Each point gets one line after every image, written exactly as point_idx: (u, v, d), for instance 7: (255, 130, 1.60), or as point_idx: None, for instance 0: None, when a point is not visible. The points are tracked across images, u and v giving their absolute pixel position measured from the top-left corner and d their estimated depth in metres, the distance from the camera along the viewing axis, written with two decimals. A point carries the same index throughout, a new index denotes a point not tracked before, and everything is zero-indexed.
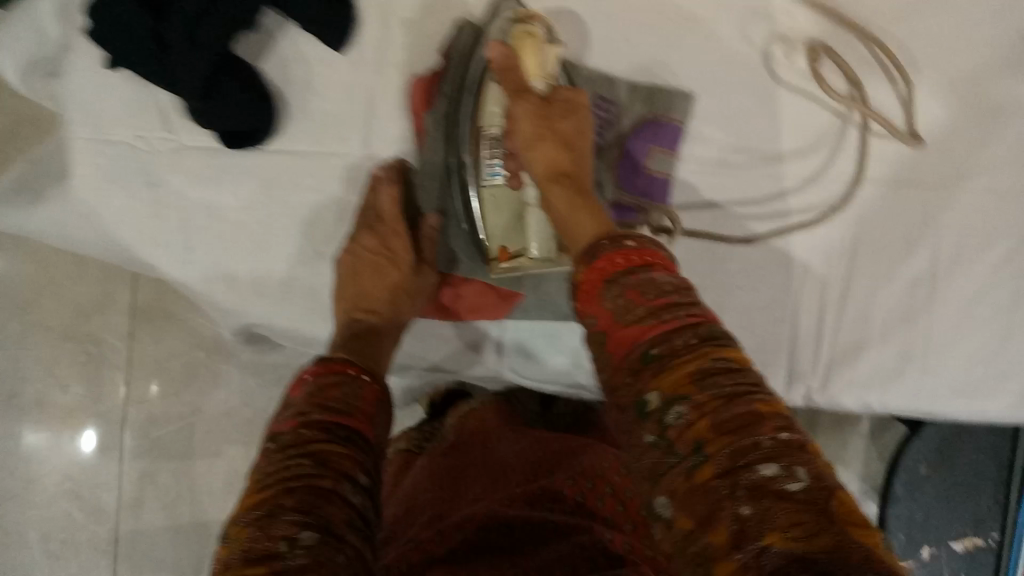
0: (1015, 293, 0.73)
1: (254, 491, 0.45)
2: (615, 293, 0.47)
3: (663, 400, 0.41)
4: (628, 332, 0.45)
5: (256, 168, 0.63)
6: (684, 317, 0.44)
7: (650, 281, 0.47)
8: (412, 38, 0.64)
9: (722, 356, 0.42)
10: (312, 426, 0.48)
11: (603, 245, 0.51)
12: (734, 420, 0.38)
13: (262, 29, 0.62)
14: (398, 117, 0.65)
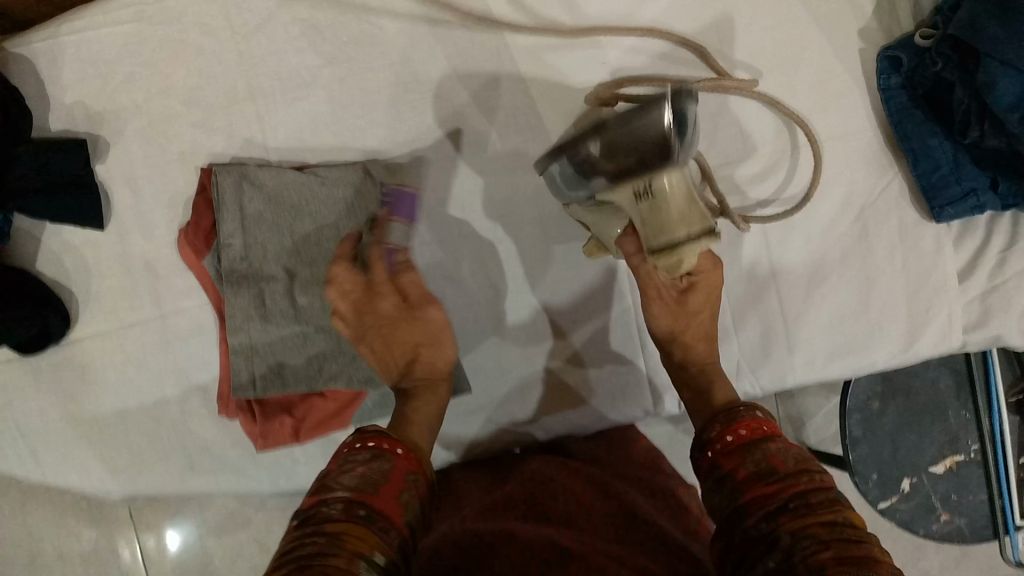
0: (861, 239, 0.69)
1: (275, 559, 0.45)
2: (756, 458, 0.53)
3: (791, 537, 0.46)
4: (764, 493, 0.50)
5: (68, 361, 0.66)
6: (808, 482, 0.50)
7: (782, 450, 0.53)
8: (167, 194, 0.65)
9: (846, 513, 0.47)
10: (332, 506, 0.47)
11: (739, 410, 0.58)
12: (851, 555, 0.42)
13: (22, 234, 0.65)
14: (179, 269, 0.66)
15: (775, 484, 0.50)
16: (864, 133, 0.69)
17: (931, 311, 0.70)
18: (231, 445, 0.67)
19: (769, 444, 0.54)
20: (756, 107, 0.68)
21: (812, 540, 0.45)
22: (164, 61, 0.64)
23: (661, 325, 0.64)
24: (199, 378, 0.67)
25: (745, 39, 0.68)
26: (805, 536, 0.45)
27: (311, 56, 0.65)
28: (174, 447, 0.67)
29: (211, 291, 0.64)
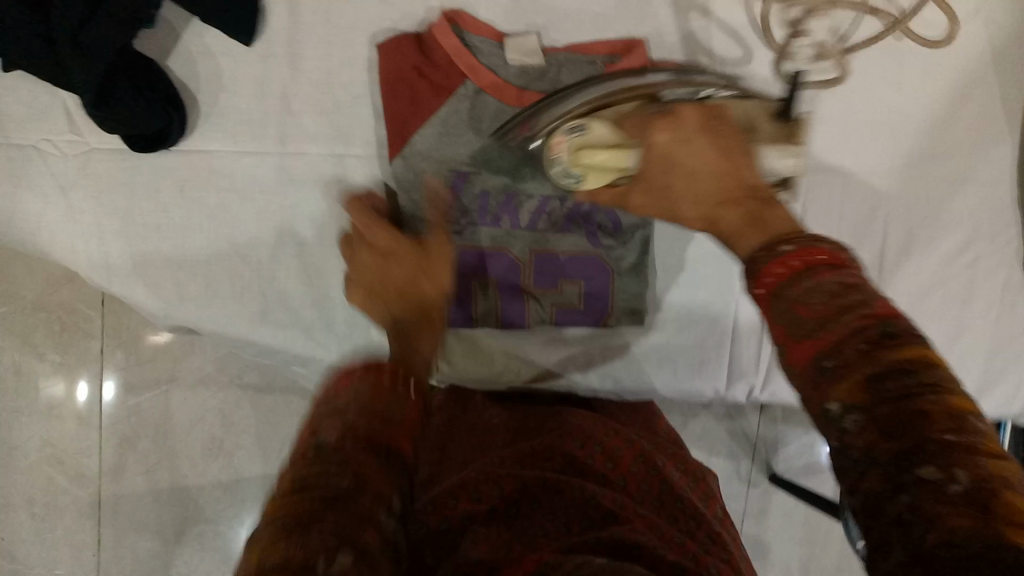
0: (965, 285, 0.71)
1: (279, 499, 0.33)
2: (792, 301, 0.36)
3: (841, 405, 0.31)
4: (801, 347, 0.35)
5: (170, 168, 0.62)
6: (854, 322, 0.33)
7: (811, 292, 0.36)
8: (326, 30, 0.62)
9: (908, 349, 0.31)
10: (358, 440, 0.36)
11: (777, 249, 0.39)
12: (898, 420, 0.29)
13: (165, 26, 0.60)
14: (313, 112, 0.62)
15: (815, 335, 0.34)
16: (1000, 186, 0.69)
17: (1006, 373, 0.72)
18: (309, 304, 0.65)
19: (798, 288, 0.36)
20: (921, 123, 0.68)
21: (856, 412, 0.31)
22: None
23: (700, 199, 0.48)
24: (299, 228, 0.63)
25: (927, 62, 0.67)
26: (846, 404, 0.31)
27: None
28: (251, 291, 0.64)
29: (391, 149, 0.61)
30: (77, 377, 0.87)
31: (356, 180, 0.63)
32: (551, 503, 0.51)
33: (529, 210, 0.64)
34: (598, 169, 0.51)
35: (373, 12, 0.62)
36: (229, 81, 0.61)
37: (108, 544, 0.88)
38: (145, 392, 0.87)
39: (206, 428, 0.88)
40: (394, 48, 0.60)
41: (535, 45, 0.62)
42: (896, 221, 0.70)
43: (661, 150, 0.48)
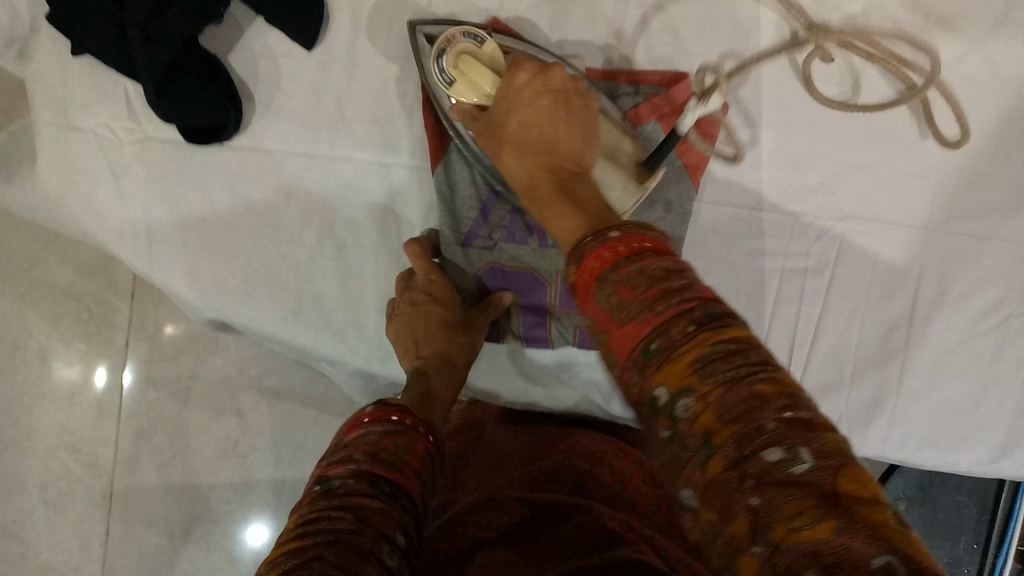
0: (994, 346, 0.71)
1: (289, 537, 0.40)
2: (610, 290, 0.38)
3: (668, 392, 0.34)
4: (627, 333, 0.37)
5: (220, 163, 0.63)
6: (678, 305, 0.35)
7: (634, 278, 0.37)
8: (385, 42, 0.63)
9: (721, 335, 0.34)
10: (362, 477, 0.42)
11: (586, 242, 0.41)
12: (736, 404, 0.31)
13: (229, 24, 0.62)
14: (364, 119, 0.63)
15: (642, 319, 0.36)
16: None
17: None
18: (342, 308, 0.66)
19: (625, 271, 0.38)
20: (960, 179, 0.68)
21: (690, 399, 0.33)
22: None
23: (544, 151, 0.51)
24: (339, 232, 0.65)
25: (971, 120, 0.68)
26: (682, 393, 0.33)
27: None
28: (287, 290, 0.65)
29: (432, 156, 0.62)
30: (95, 364, 0.88)
31: (400, 189, 0.64)
32: (559, 533, 0.53)
33: (558, 231, 0.63)
34: (468, 78, 0.56)
35: (433, 28, 0.63)
36: (286, 83, 0.63)
37: (115, 535, 0.87)
38: (165, 388, 0.88)
39: (222, 426, 0.88)
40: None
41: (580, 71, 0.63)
42: (928, 274, 0.70)
43: (518, 88, 0.53)
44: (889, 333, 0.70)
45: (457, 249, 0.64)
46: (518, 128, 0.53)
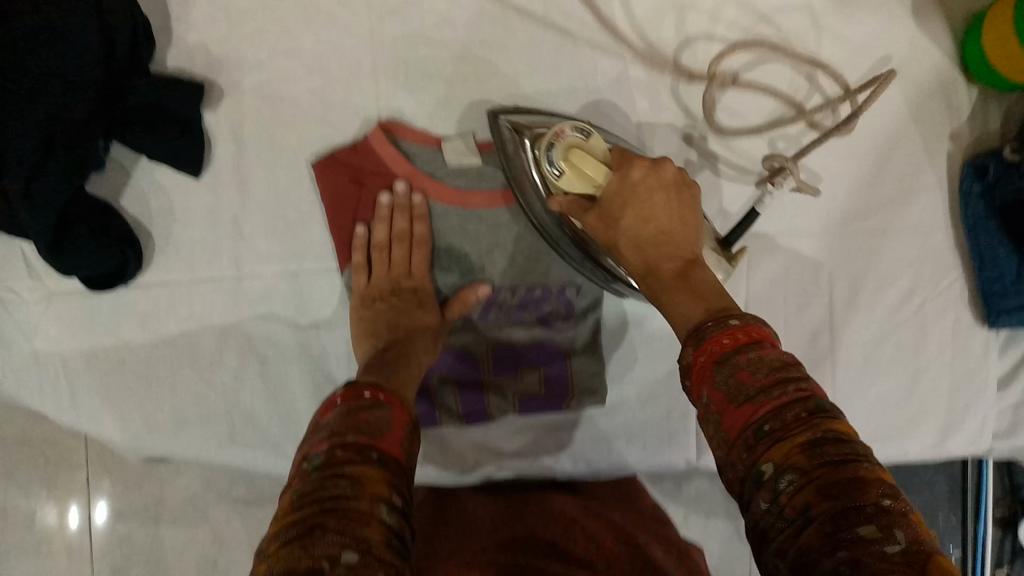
0: (918, 331, 0.72)
1: (287, 511, 0.41)
2: (724, 372, 0.40)
3: (774, 466, 0.35)
4: (736, 415, 0.38)
5: (129, 303, 0.63)
6: (793, 392, 0.37)
7: (758, 360, 0.39)
8: (273, 157, 0.64)
9: (831, 423, 0.35)
10: (348, 445, 0.44)
11: (709, 325, 0.43)
12: (838, 481, 0.33)
13: (114, 166, 0.63)
14: (265, 233, 0.64)
15: (743, 405, 0.38)
16: (937, 234, 0.72)
17: (970, 413, 0.73)
18: (277, 421, 0.66)
19: (736, 356, 0.40)
20: (850, 180, 0.71)
21: (793, 472, 0.34)
22: (294, 25, 0.65)
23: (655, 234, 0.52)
24: (260, 347, 0.65)
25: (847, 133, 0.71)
26: (785, 466, 0.34)
27: (440, 51, 0.66)
28: (219, 414, 0.65)
29: (344, 256, 0.64)
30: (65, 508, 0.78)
31: (313, 294, 0.65)
32: None
33: (478, 306, 0.66)
34: (579, 167, 0.53)
35: (315, 133, 0.65)
36: (181, 212, 0.64)
37: None
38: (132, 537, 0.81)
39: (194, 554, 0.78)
40: (331, 158, 0.64)
41: (469, 145, 0.65)
42: (840, 275, 0.72)
43: (633, 185, 0.53)
44: (816, 340, 0.72)
45: None
46: (641, 214, 0.52)
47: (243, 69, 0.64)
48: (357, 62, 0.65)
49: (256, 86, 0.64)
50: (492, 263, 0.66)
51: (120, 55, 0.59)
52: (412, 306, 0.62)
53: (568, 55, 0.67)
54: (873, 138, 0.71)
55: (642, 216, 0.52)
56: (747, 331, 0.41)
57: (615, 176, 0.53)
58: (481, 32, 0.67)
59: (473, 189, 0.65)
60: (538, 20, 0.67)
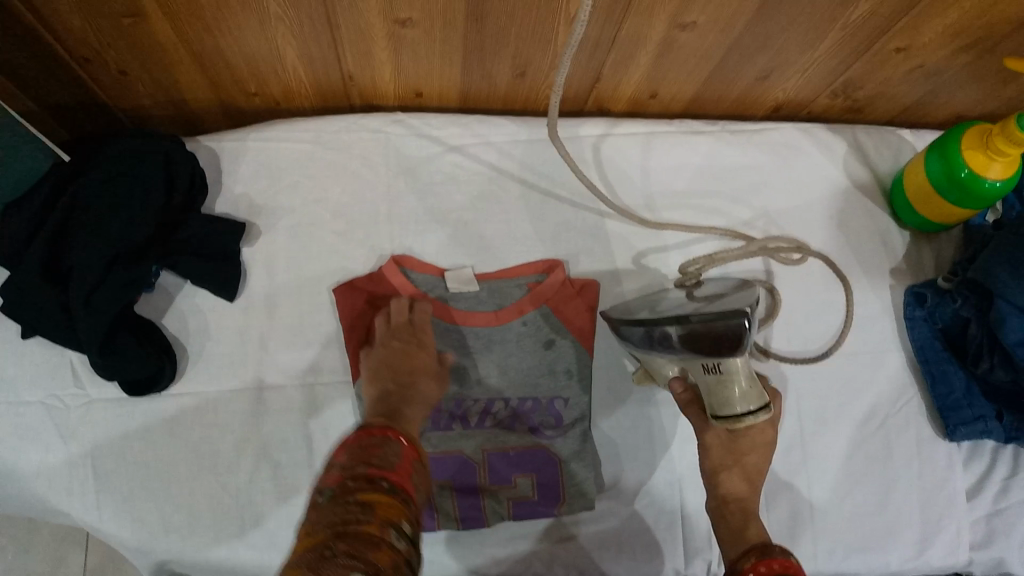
0: (883, 444, 0.78)
1: (307, 536, 0.44)
2: None
3: None
4: None
5: (160, 409, 0.70)
6: None
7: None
8: (298, 282, 0.74)
9: None
10: (360, 478, 0.47)
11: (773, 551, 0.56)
12: None
13: (160, 290, 0.73)
14: (287, 349, 0.73)
15: None
16: (889, 356, 0.81)
17: (943, 524, 0.77)
18: (284, 524, 0.70)
19: None
20: (806, 309, 0.80)
21: None
22: (323, 176, 0.77)
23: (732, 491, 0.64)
24: (274, 453, 0.71)
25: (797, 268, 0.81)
26: None
27: (445, 197, 0.78)
28: (230, 516, 0.69)
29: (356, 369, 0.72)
30: None
31: (325, 403, 0.72)
32: None
33: (475, 413, 0.73)
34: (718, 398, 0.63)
35: (335, 265, 0.75)
36: (214, 329, 0.72)
37: None
38: None
39: None
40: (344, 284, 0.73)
41: (469, 274, 0.75)
42: (806, 391, 0.79)
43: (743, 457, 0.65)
44: (791, 453, 0.77)
45: None
46: (748, 460, 0.65)
47: (276, 210, 0.76)
48: (375, 204, 0.77)
49: (288, 224, 0.75)
50: (488, 374, 0.74)
51: (177, 196, 0.71)
52: (413, 347, 0.68)
53: (554, 205, 0.80)
54: (821, 273, 0.81)
55: (749, 464, 0.65)
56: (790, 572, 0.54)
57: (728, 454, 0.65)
58: (478, 183, 0.79)
59: (474, 310, 0.74)
60: (528, 176, 0.80)
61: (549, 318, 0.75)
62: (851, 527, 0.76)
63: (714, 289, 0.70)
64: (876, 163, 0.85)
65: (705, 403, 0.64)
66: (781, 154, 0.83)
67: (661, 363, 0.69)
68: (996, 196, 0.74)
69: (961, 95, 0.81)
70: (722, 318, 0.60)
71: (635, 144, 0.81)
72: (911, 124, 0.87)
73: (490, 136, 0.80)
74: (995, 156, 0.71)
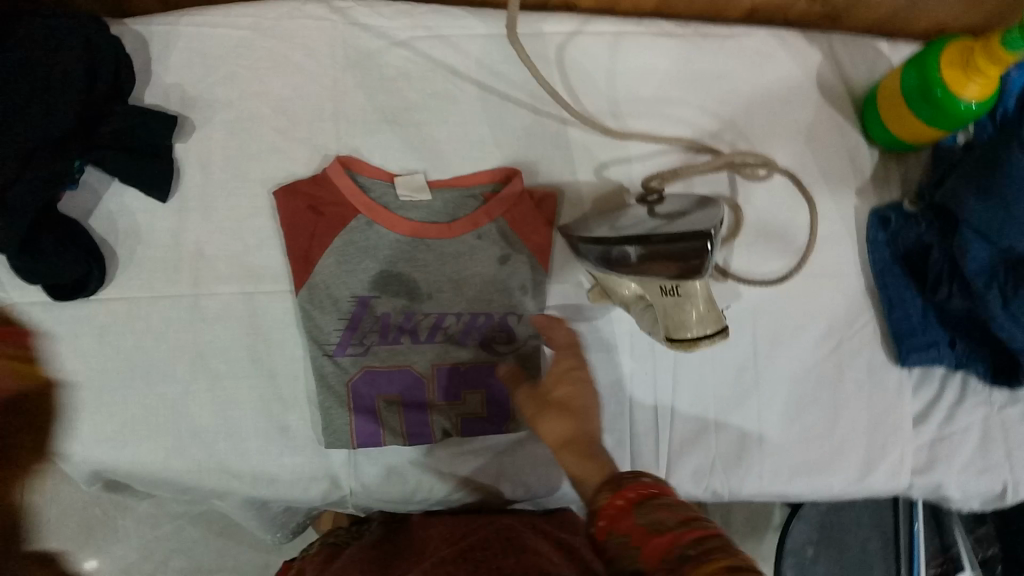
0: (836, 367, 0.78)
1: None
2: (645, 508, 0.46)
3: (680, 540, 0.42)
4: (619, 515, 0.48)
5: (87, 315, 0.66)
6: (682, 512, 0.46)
7: (673, 504, 0.46)
8: (236, 183, 0.70)
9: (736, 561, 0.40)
10: None
11: (625, 476, 0.51)
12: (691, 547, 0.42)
13: (87, 187, 0.68)
14: (226, 255, 0.69)
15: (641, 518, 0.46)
16: (849, 279, 0.79)
17: (888, 447, 0.78)
18: (222, 436, 0.67)
19: (651, 502, 0.47)
20: (767, 228, 0.78)
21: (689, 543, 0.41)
22: (264, 69, 0.71)
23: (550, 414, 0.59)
24: (212, 363, 0.68)
25: (762, 187, 0.78)
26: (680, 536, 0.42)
27: (396, 96, 0.73)
28: (166, 428, 0.66)
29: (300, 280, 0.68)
30: None
31: (267, 313, 0.69)
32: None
33: (425, 327, 0.71)
34: (675, 321, 0.62)
35: (277, 167, 0.70)
36: (146, 231, 0.68)
37: None
38: None
39: None
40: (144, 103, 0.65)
41: (422, 182, 0.71)
42: (762, 311, 0.77)
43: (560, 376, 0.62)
44: (743, 373, 0.76)
45: (329, 361, 0.68)
46: (566, 393, 0.61)
47: (212, 103, 0.70)
48: (321, 101, 0.72)
49: (226, 119, 0.70)
50: (438, 289, 0.71)
51: (102, 83, 0.65)
52: None
53: (514, 109, 0.75)
54: (785, 193, 0.79)
55: (559, 390, 0.61)
56: (645, 486, 0.49)
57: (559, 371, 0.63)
58: (434, 83, 0.74)
59: (426, 222, 0.70)
60: (487, 75, 0.75)
61: (505, 232, 0.71)
62: (798, 448, 0.76)
63: (675, 207, 0.66)
64: (851, 76, 0.82)
65: (663, 324, 0.63)
66: (753, 63, 0.79)
67: (617, 281, 0.67)
68: (971, 118, 0.72)
69: (943, 3, 0.77)
70: (681, 239, 0.57)
71: (600, 45, 0.76)
72: (889, 36, 0.84)
73: (447, 29, 0.74)
74: (975, 78, 0.68)
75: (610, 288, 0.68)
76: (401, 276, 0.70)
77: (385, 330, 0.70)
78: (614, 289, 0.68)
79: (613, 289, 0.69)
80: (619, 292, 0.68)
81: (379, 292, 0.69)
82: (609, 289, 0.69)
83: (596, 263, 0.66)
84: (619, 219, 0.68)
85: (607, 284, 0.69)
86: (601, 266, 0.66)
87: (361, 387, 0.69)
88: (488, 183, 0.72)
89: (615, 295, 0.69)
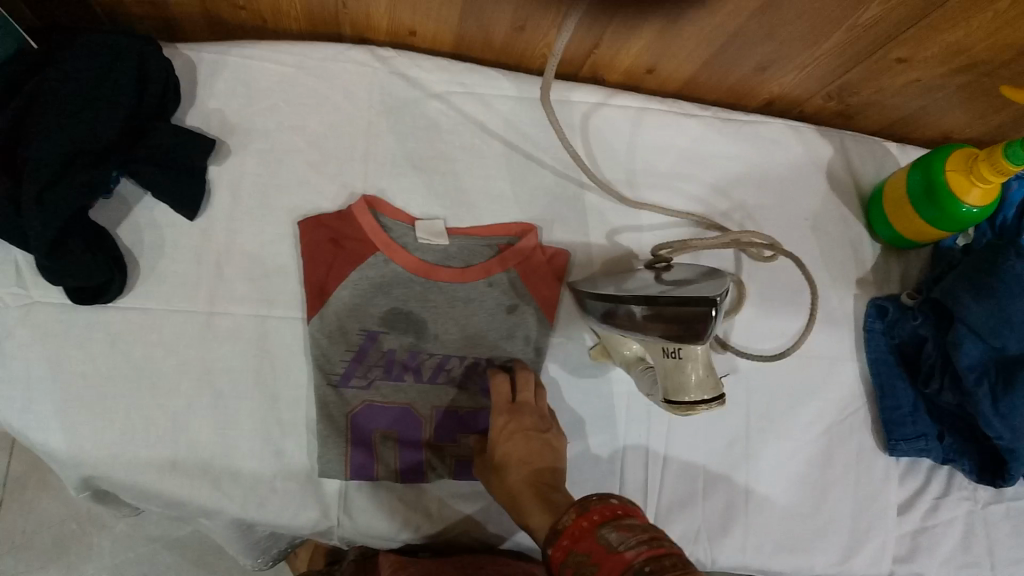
0: (824, 449, 0.79)
1: None
2: (608, 528, 0.52)
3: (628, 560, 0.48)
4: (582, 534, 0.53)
5: (102, 320, 0.67)
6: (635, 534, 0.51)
7: (634, 524, 0.52)
8: (263, 210, 0.72)
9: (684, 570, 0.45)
10: None
11: (592, 501, 0.56)
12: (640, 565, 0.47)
13: (118, 199, 0.70)
14: (245, 277, 0.71)
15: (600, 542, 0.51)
16: (843, 363, 0.81)
17: (871, 534, 0.79)
18: (218, 454, 0.68)
19: (613, 523, 0.52)
20: (769, 306, 0.80)
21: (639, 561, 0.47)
22: (303, 106, 0.74)
23: (511, 467, 0.65)
24: (217, 381, 0.69)
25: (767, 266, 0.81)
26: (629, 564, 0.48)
27: (425, 144, 0.76)
28: (163, 439, 0.67)
29: (313, 308, 0.70)
30: None
31: (277, 337, 0.70)
32: None
33: (429, 367, 0.72)
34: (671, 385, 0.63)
35: (304, 198, 0.73)
36: (171, 246, 0.70)
37: None
38: None
39: None
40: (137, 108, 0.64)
41: (441, 227, 0.73)
42: (758, 387, 0.79)
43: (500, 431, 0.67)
44: (734, 446, 0.78)
45: (332, 391, 0.70)
46: (515, 443, 0.66)
47: (250, 133, 0.73)
48: (353, 141, 0.75)
49: (260, 149, 0.73)
50: (445, 331, 0.72)
51: (149, 101, 0.68)
52: None
53: (535, 168, 0.78)
54: (789, 274, 0.82)
55: (515, 442, 0.66)
56: (617, 508, 0.54)
57: (504, 425, 0.67)
58: (461, 135, 0.77)
59: (441, 265, 0.73)
60: (513, 134, 0.78)
61: (516, 283, 0.74)
62: (784, 526, 0.77)
63: (682, 276, 0.68)
64: (859, 171, 0.85)
65: (661, 386, 0.64)
66: (767, 149, 0.83)
67: (621, 341, 0.69)
68: (972, 221, 0.74)
69: (951, 113, 0.81)
70: (687, 303, 0.59)
71: (622, 117, 0.80)
72: (897, 138, 0.88)
73: (479, 87, 0.78)
74: (977, 181, 0.71)
75: (613, 347, 0.70)
76: (411, 314, 0.72)
77: (391, 366, 0.71)
78: (617, 347, 0.70)
79: (615, 348, 0.71)
80: (621, 351, 0.70)
81: (388, 328, 0.71)
82: (611, 347, 0.71)
83: (604, 320, 0.68)
84: (628, 281, 0.70)
85: (611, 342, 0.71)
86: (609, 324, 0.68)
87: (360, 419, 0.70)
88: (505, 234, 0.74)
89: (617, 355, 0.71)
